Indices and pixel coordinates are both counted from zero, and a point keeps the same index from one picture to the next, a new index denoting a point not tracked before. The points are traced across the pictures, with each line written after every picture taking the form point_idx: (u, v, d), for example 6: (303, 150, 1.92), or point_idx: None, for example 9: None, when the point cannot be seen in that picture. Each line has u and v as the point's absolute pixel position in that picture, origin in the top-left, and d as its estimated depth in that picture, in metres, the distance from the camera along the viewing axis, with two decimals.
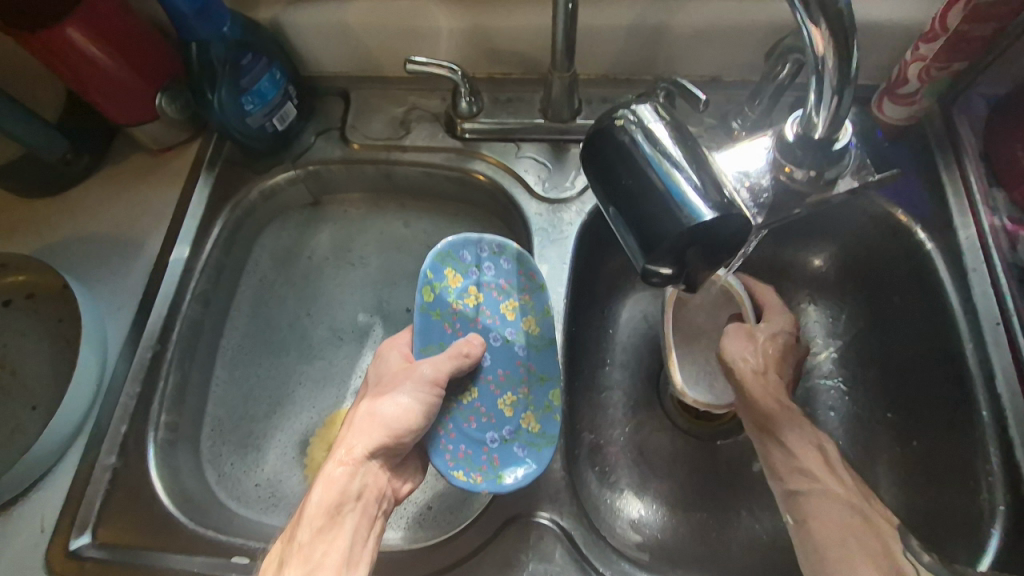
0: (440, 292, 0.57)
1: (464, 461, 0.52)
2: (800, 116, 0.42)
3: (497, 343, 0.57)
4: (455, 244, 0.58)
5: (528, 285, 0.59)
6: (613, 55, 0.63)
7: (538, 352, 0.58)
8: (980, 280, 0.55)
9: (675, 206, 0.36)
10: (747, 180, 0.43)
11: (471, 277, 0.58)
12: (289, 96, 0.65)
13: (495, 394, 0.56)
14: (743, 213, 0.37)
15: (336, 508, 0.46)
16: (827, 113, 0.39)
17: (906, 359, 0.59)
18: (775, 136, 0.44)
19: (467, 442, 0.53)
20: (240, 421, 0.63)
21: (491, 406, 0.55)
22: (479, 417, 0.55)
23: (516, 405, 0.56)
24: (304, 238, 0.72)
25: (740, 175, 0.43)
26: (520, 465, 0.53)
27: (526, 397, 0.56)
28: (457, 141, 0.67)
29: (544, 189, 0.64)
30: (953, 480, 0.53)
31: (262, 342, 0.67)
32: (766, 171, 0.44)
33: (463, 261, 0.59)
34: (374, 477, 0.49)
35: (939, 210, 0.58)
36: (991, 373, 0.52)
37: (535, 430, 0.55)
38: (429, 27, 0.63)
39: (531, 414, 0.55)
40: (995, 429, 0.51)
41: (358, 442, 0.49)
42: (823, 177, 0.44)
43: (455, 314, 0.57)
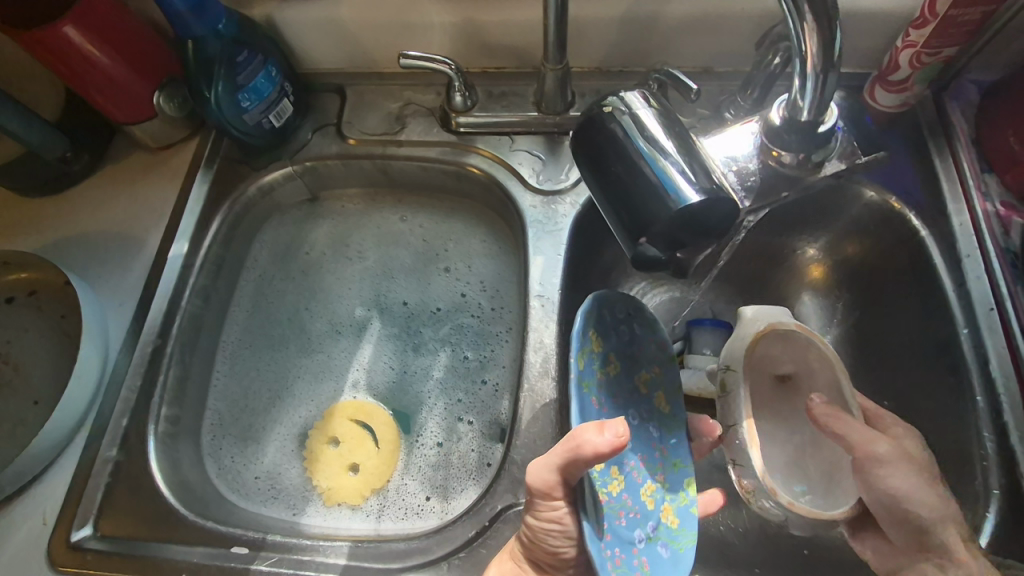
0: (588, 362, 0.50)
1: (621, 570, 0.43)
2: (786, 100, 0.42)
3: (632, 421, 0.52)
4: (597, 307, 0.52)
5: (658, 357, 0.56)
6: (605, 47, 0.64)
7: (671, 435, 0.53)
8: (974, 266, 0.55)
9: (663, 192, 0.37)
10: (734, 164, 0.44)
11: (608, 344, 0.53)
12: (284, 92, 0.66)
13: (638, 482, 0.50)
14: (731, 197, 0.37)
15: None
16: (812, 97, 0.39)
17: (901, 347, 0.59)
18: (764, 121, 0.44)
19: (620, 544, 0.45)
20: (240, 415, 0.64)
21: (636, 496, 0.48)
22: (627, 510, 0.47)
23: (657, 496, 0.49)
24: (302, 233, 0.72)
25: (728, 160, 0.44)
26: (669, 569, 0.46)
27: (664, 486, 0.50)
28: (452, 134, 0.67)
29: (539, 182, 0.64)
30: (949, 464, 0.53)
31: (261, 337, 0.68)
32: (754, 156, 0.45)
33: (602, 325, 0.53)
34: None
35: (934, 197, 0.58)
36: (985, 358, 0.52)
37: (675, 525, 0.48)
38: (422, 22, 0.64)
39: (668, 507, 0.49)
40: (990, 415, 0.51)
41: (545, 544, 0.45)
42: (811, 160, 0.44)
43: (599, 386, 0.51)
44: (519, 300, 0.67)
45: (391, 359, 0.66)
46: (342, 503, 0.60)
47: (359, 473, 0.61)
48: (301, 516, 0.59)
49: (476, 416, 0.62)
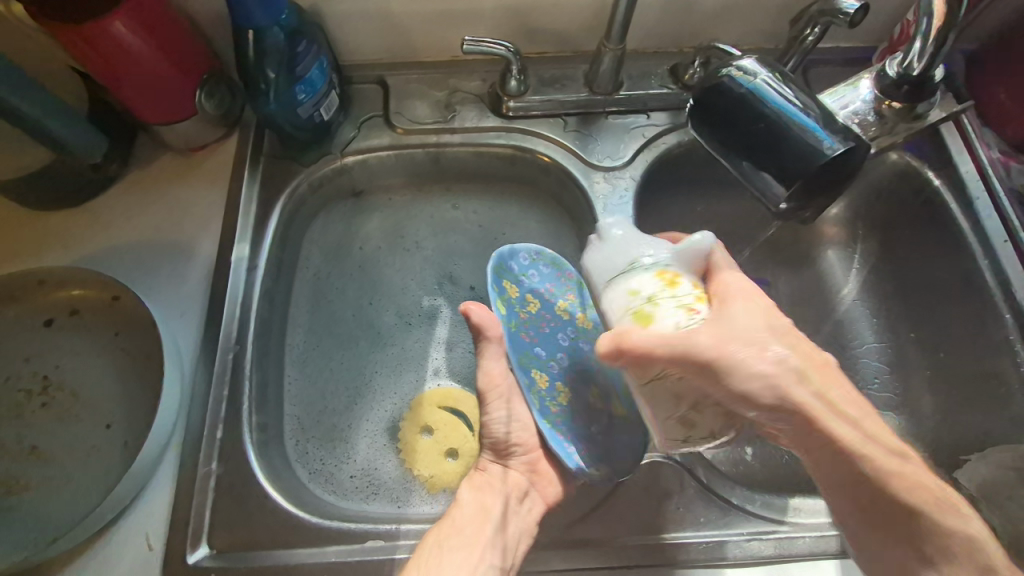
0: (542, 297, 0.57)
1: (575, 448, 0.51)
2: (898, 55, 0.46)
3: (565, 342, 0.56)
4: (503, 258, 0.57)
5: (570, 285, 0.59)
6: (646, 30, 0.68)
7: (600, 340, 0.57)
8: (985, 207, 0.64)
9: (810, 147, 0.41)
10: (855, 117, 0.49)
11: (524, 286, 0.57)
12: (333, 84, 0.64)
13: (580, 386, 0.55)
14: (864, 147, 0.42)
15: (476, 491, 0.50)
16: (931, 41, 0.43)
17: (926, 283, 0.67)
18: (877, 73, 0.48)
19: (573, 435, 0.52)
20: (322, 416, 0.62)
21: (584, 398, 0.54)
22: (567, 412, 0.53)
23: (601, 393, 0.55)
24: (353, 230, 0.71)
25: (849, 112, 0.49)
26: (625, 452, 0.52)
27: (605, 380, 0.56)
28: (502, 119, 0.69)
29: (599, 160, 0.67)
30: (982, 378, 0.61)
31: (328, 335, 0.66)
32: (870, 104, 0.49)
33: (513, 273, 0.57)
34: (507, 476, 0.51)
35: (941, 150, 0.67)
36: (1005, 283, 0.61)
37: (622, 411, 0.54)
38: (473, 7, 0.64)
39: (615, 398, 0.55)
40: (1016, 329, 0.60)
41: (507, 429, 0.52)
42: (913, 111, 0.48)
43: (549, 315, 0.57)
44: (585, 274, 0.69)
45: (469, 344, 0.67)
46: (447, 489, 0.60)
47: (457, 459, 0.61)
48: (406, 507, 0.59)
49: None
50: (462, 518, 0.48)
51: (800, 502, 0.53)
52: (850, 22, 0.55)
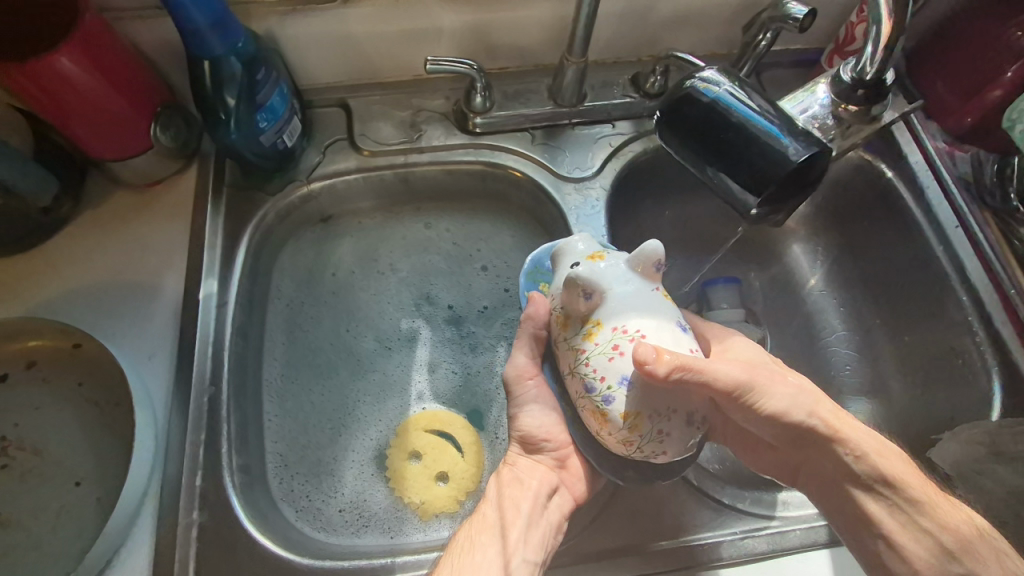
0: None
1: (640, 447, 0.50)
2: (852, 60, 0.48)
3: None
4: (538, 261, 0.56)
5: None
6: (605, 42, 0.69)
7: None
8: (936, 194, 0.67)
9: (775, 152, 0.42)
10: (815, 121, 0.50)
11: None
12: (294, 110, 0.63)
13: None
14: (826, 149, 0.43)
15: (503, 488, 0.50)
16: (881, 47, 0.45)
17: (888, 271, 0.70)
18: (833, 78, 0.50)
19: None
20: (306, 451, 0.61)
21: None
22: None
23: None
24: (324, 256, 0.70)
25: (809, 117, 0.50)
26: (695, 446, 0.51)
27: None
28: (471, 136, 0.69)
29: (568, 171, 0.67)
30: (949, 359, 0.64)
31: (307, 367, 0.64)
32: (828, 109, 0.50)
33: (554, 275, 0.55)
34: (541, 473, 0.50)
35: (890, 142, 0.70)
36: (960, 266, 0.64)
37: None
38: (433, 25, 0.64)
39: None
40: (974, 310, 0.62)
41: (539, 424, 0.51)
42: (869, 112, 0.50)
43: None
44: None
45: (451, 364, 0.66)
46: (439, 514, 0.59)
47: (449, 482, 0.60)
48: (400, 536, 0.58)
49: None
50: (493, 518, 0.48)
51: (788, 496, 0.54)
52: (799, 26, 0.57)
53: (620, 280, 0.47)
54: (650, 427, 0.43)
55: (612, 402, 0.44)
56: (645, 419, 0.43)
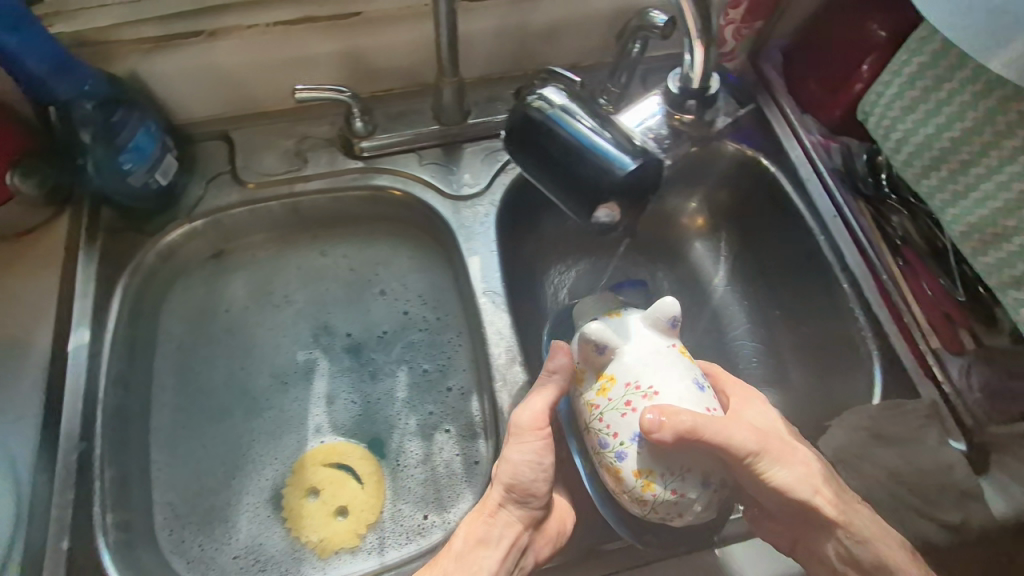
0: None
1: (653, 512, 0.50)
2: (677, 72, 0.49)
3: None
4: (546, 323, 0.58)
5: None
6: (485, 58, 0.69)
7: None
8: (814, 186, 0.69)
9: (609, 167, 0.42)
10: (650, 132, 0.50)
11: None
12: (167, 147, 0.61)
13: None
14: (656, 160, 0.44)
15: (473, 547, 0.46)
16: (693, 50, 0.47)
17: (782, 264, 0.72)
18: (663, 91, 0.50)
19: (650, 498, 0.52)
20: (198, 498, 0.59)
21: None
22: None
23: None
24: (216, 293, 0.67)
25: (643, 129, 0.50)
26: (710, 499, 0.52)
27: None
28: (358, 160, 0.68)
29: (454, 189, 0.67)
30: (840, 347, 0.65)
31: (199, 411, 0.62)
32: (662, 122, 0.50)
33: None
34: (512, 529, 0.47)
35: (770, 138, 0.72)
36: (841, 255, 0.65)
37: None
38: (305, 53, 0.63)
39: None
40: (855, 297, 0.64)
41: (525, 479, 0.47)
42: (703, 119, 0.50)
43: None
44: (461, 304, 0.69)
45: (350, 393, 0.65)
46: (339, 550, 0.57)
47: (348, 516, 0.59)
48: None
49: (452, 423, 0.64)
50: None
51: None
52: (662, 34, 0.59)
53: (641, 337, 0.51)
54: (663, 487, 0.45)
55: (627, 459, 0.46)
56: (658, 480, 0.45)
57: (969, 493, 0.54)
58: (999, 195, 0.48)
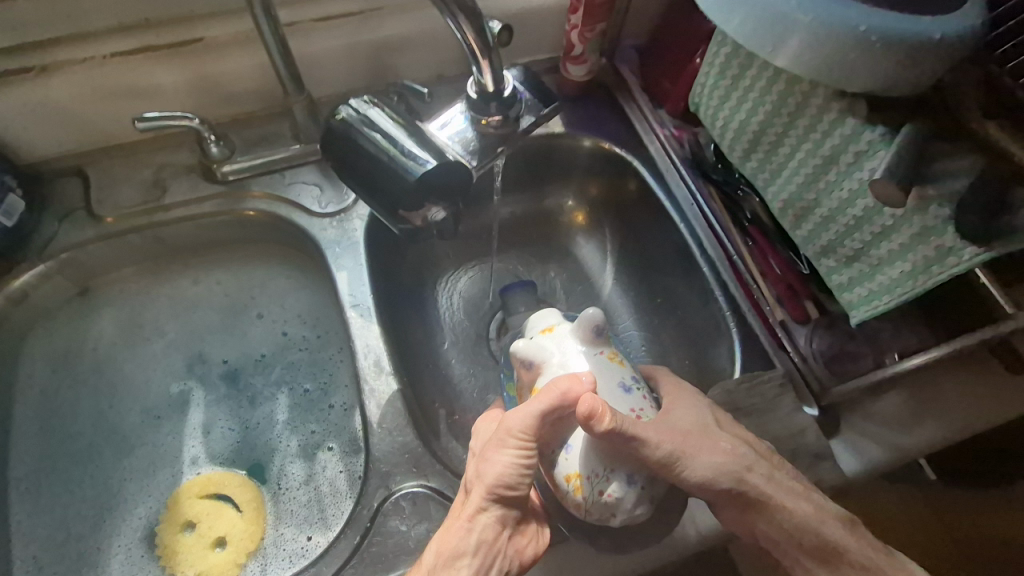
0: None
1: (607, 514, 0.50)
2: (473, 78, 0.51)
3: None
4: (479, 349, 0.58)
5: None
6: (344, 75, 0.69)
7: None
8: (673, 177, 0.72)
9: (402, 169, 0.47)
10: (455, 138, 0.52)
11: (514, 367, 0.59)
12: (9, 186, 0.59)
13: None
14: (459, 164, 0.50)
15: (447, 561, 0.43)
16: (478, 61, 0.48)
17: (657, 253, 0.74)
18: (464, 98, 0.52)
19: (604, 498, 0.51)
20: (63, 545, 0.57)
21: None
22: None
23: None
24: (81, 331, 0.66)
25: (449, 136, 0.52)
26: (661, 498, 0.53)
27: None
28: (220, 185, 0.67)
29: (321, 206, 0.67)
30: (708, 327, 0.68)
31: (64, 455, 0.60)
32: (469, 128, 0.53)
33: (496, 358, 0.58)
34: (491, 534, 0.44)
35: (630, 133, 0.75)
36: (699, 240, 0.68)
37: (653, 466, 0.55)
38: (148, 83, 0.62)
39: None
40: (714, 279, 0.67)
41: (503, 486, 0.44)
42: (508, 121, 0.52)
43: None
44: (340, 321, 0.69)
45: (228, 420, 0.64)
46: None
47: (226, 546, 0.58)
48: None
49: (335, 440, 0.63)
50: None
51: None
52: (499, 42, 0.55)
53: (570, 348, 0.52)
54: (592, 489, 0.45)
55: (559, 466, 0.47)
56: (585, 480, 0.45)
57: (821, 455, 0.56)
58: (795, 176, 0.52)
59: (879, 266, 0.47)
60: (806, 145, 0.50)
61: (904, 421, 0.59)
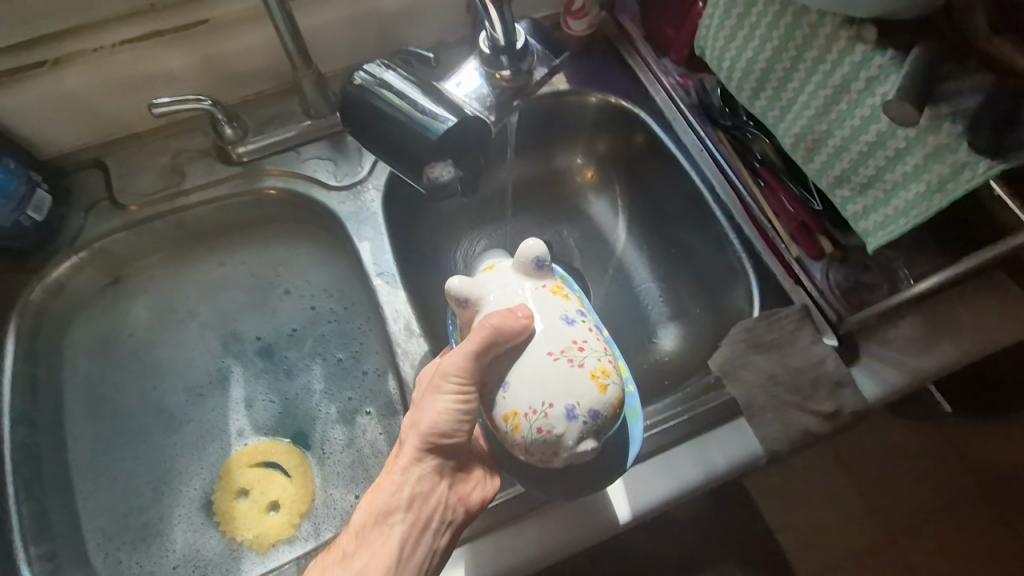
0: None
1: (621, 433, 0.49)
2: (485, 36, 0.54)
3: None
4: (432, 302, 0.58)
5: None
6: (348, 48, 0.70)
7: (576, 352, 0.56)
8: (681, 125, 0.73)
9: (424, 130, 0.49)
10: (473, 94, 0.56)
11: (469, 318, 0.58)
12: (34, 181, 0.61)
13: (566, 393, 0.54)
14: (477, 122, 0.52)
15: (378, 518, 0.46)
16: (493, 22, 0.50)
17: (669, 202, 0.75)
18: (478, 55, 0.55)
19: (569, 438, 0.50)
20: (127, 518, 0.60)
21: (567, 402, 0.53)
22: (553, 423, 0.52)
23: None
24: (118, 319, 0.68)
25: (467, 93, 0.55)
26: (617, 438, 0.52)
27: None
28: (237, 166, 0.68)
29: (338, 180, 0.68)
30: (724, 270, 0.69)
31: (116, 436, 0.63)
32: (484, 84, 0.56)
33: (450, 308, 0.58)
34: (427, 484, 0.47)
35: (636, 86, 0.75)
36: (710, 185, 0.69)
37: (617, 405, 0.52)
38: (158, 69, 0.63)
39: None
40: (728, 222, 0.68)
41: (436, 436, 0.47)
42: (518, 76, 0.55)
43: None
44: (365, 291, 0.71)
45: (268, 393, 0.66)
46: (275, 543, 0.59)
47: (280, 509, 0.61)
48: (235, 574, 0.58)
49: (372, 404, 0.66)
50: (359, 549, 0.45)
51: None
52: None
53: (506, 285, 0.51)
54: (530, 427, 0.43)
55: (498, 407, 0.45)
56: (523, 418, 0.43)
57: (842, 382, 0.58)
58: (809, 105, 0.52)
59: (894, 191, 0.49)
60: (816, 77, 0.51)
61: (921, 346, 0.60)
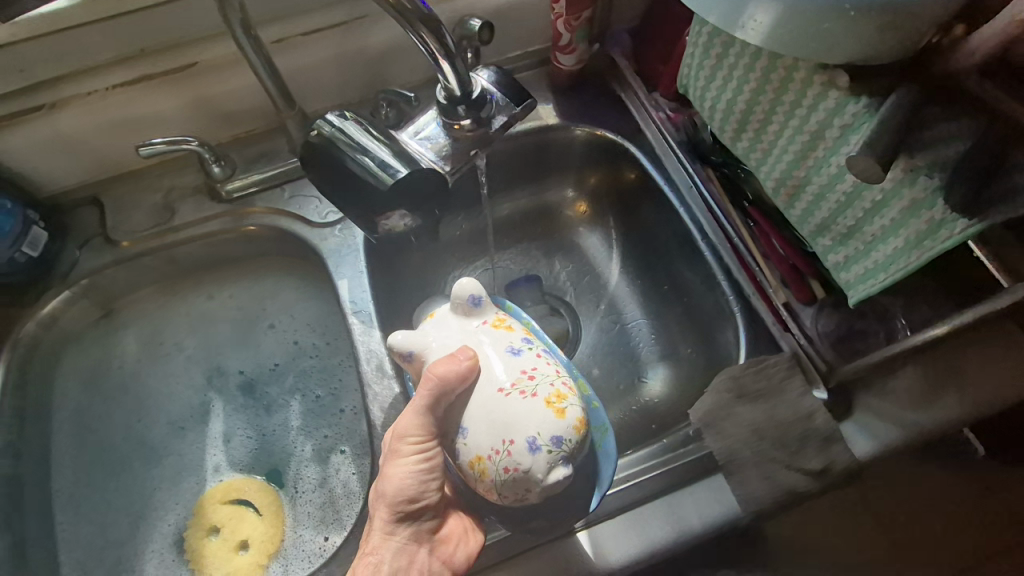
0: None
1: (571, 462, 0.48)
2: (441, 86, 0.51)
3: None
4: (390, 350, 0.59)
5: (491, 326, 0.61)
6: (335, 86, 0.71)
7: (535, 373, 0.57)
8: (671, 161, 0.71)
9: (373, 177, 0.49)
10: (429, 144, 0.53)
11: None
12: (30, 220, 0.63)
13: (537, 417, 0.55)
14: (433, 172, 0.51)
15: None
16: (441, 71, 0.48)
17: (660, 239, 0.73)
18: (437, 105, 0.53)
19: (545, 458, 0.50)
20: (103, 551, 0.61)
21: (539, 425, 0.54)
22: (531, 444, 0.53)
23: None
24: (108, 351, 0.70)
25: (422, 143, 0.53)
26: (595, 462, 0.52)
27: None
28: (226, 203, 0.70)
29: (322, 217, 0.69)
30: (713, 312, 0.66)
31: (99, 468, 0.65)
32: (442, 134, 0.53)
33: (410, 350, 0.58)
34: (405, 555, 0.45)
35: (626, 121, 0.74)
36: (699, 225, 0.67)
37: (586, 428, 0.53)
38: (149, 112, 0.65)
39: None
40: (716, 263, 0.65)
41: (410, 498, 0.45)
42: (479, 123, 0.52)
43: None
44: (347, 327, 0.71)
45: (246, 428, 0.67)
46: None
47: (250, 548, 0.61)
48: None
49: (347, 443, 0.65)
50: None
51: None
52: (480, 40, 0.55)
53: (448, 331, 0.51)
54: (497, 467, 0.44)
55: (462, 453, 0.46)
56: (487, 461, 0.44)
57: (832, 438, 0.54)
58: (784, 152, 0.50)
59: (874, 244, 0.46)
60: (794, 122, 0.48)
61: (921, 401, 0.56)
